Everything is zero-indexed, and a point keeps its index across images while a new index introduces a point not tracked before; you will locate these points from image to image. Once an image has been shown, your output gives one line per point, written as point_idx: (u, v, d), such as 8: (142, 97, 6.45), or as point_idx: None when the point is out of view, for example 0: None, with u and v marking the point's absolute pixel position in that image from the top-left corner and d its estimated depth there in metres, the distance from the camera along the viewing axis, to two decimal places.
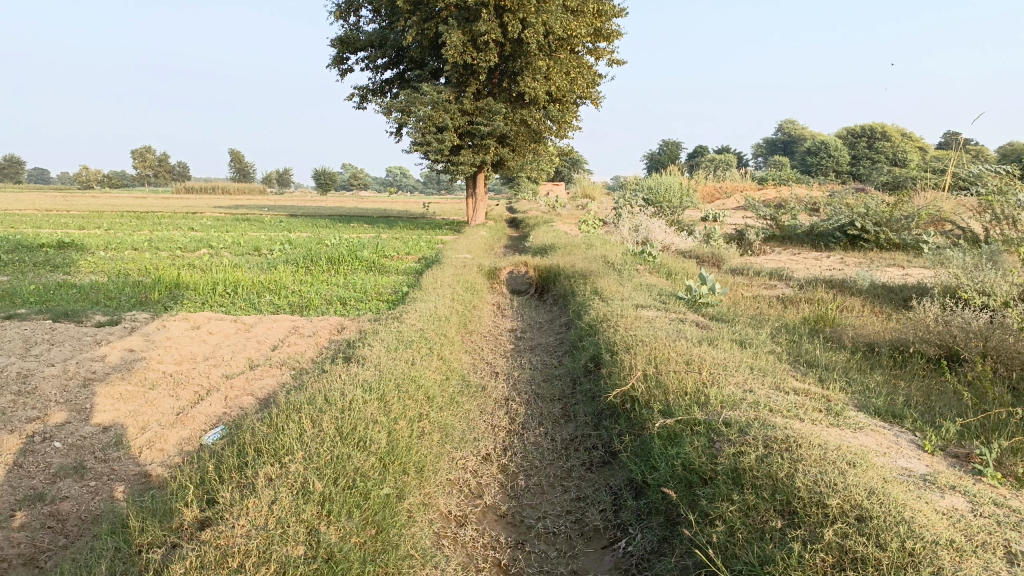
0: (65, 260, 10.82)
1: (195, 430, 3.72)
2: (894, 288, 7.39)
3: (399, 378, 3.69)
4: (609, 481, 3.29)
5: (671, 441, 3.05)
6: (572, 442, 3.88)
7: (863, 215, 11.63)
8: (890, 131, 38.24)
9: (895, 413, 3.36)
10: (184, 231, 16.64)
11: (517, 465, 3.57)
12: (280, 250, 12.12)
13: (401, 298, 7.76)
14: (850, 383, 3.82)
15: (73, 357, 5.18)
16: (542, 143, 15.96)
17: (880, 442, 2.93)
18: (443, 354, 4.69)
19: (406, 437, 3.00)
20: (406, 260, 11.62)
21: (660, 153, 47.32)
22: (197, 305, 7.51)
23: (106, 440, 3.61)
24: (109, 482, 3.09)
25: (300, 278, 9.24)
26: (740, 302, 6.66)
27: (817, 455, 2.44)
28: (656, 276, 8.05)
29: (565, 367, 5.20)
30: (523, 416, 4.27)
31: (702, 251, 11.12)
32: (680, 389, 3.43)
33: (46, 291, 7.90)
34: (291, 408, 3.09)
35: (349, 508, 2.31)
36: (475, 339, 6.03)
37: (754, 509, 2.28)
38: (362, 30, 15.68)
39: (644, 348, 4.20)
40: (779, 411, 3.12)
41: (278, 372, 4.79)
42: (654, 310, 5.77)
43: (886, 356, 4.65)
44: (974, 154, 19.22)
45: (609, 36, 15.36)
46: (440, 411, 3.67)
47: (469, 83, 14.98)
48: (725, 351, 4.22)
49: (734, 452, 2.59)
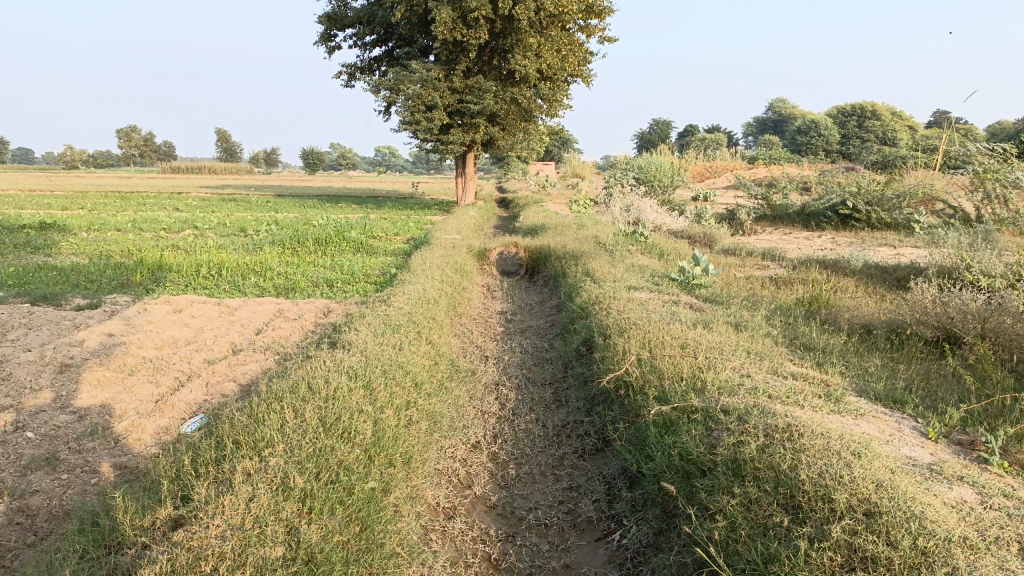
0: (46, 241, 10.60)
1: (174, 419, 3.59)
2: (888, 268, 7.30)
3: (386, 365, 3.56)
4: (602, 470, 3.20)
5: (666, 429, 2.94)
6: (564, 428, 3.78)
7: (854, 195, 11.53)
8: (879, 110, 38.09)
9: (896, 399, 3.28)
10: (168, 212, 16.41)
11: (507, 453, 3.46)
12: (266, 231, 11.95)
13: (389, 280, 7.62)
14: (848, 367, 3.73)
15: (50, 341, 5.03)
16: (532, 122, 15.75)
17: (882, 429, 2.84)
18: (431, 339, 4.56)
19: (393, 428, 2.89)
20: (394, 240, 11.46)
21: (650, 133, 47.13)
22: (180, 287, 7.35)
23: (81, 429, 3.48)
24: (82, 475, 2.96)
25: (286, 260, 9.07)
26: (733, 283, 6.56)
27: (821, 445, 2.34)
28: (648, 257, 7.95)
29: (557, 350, 5.09)
30: (514, 401, 4.17)
31: (694, 231, 10.99)
32: (675, 374, 3.33)
33: (24, 273, 7.71)
34: (271, 396, 2.97)
35: (331, 505, 2.20)
36: (464, 322, 5.91)
37: (756, 503, 2.19)
38: (349, 7, 15.39)
39: (638, 331, 4.10)
40: (778, 398, 3.02)
41: (262, 358, 4.67)
42: (647, 292, 5.66)
43: (883, 338, 4.57)
44: (962, 132, 19.12)
45: (600, 13, 15.12)
46: (429, 397, 3.56)
47: (458, 61, 14.75)
48: (720, 334, 4.12)
49: (733, 441, 2.49)
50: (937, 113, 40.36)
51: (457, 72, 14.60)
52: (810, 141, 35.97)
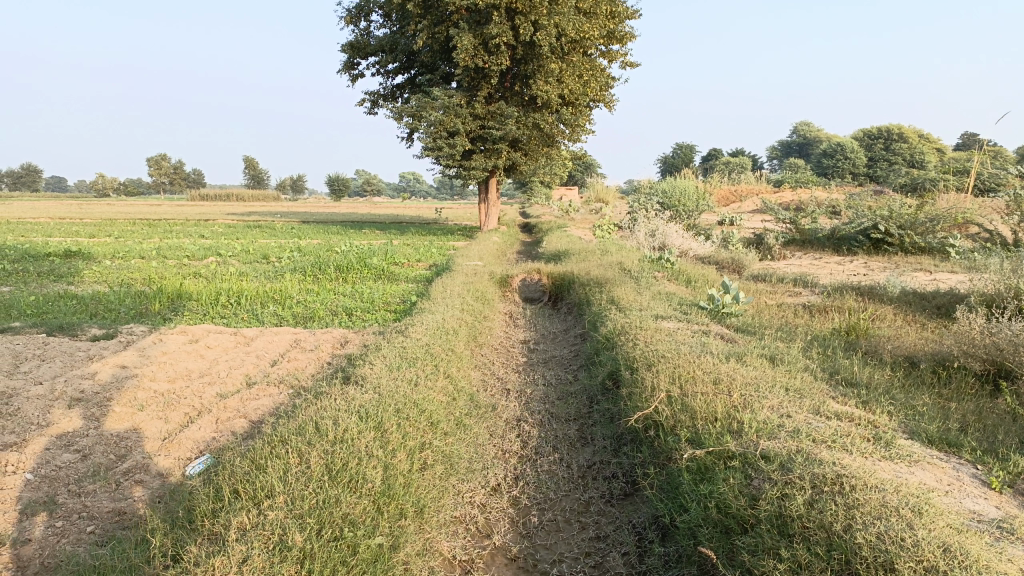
0: (70, 269, 10.59)
1: (179, 460, 3.42)
2: (926, 295, 7.01)
3: (400, 403, 3.36)
4: (632, 518, 2.97)
5: (700, 475, 2.71)
6: (589, 469, 3.56)
7: (886, 219, 11.20)
8: (906, 133, 37.58)
9: (951, 441, 3.03)
10: (193, 239, 16.48)
11: (529, 498, 3.24)
12: (288, 259, 11.89)
13: (409, 308, 7.46)
14: (895, 406, 3.48)
15: (62, 374, 4.91)
16: (555, 147, 15.63)
17: (939, 478, 2.60)
18: (449, 373, 4.36)
19: (405, 473, 2.69)
20: (416, 267, 11.33)
21: (674, 157, 46.97)
22: (198, 316, 7.25)
23: (83, 469, 3.32)
24: (78, 523, 2.79)
25: (306, 287, 8.96)
26: (765, 311, 6.32)
27: (875, 499, 2.11)
28: (675, 283, 7.73)
29: (581, 384, 4.88)
30: (536, 438, 3.96)
31: (721, 257, 10.73)
32: (708, 414, 3.10)
33: (44, 302, 7.65)
34: (276, 438, 2.78)
35: (333, 567, 2.00)
36: (485, 353, 5.72)
37: (807, 569, 1.98)
38: (372, 35, 15.45)
39: (667, 365, 3.87)
40: (822, 441, 2.77)
41: (275, 391, 4.51)
42: (675, 322, 5.42)
43: (929, 371, 4.30)
44: (992, 154, 18.67)
45: (622, 38, 15.02)
46: (446, 438, 3.35)
47: (480, 87, 14.70)
48: (756, 368, 3.89)
49: (776, 494, 2.27)
50: (966, 135, 39.76)
51: (480, 97, 14.55)
52: (837, 164, 35.52)
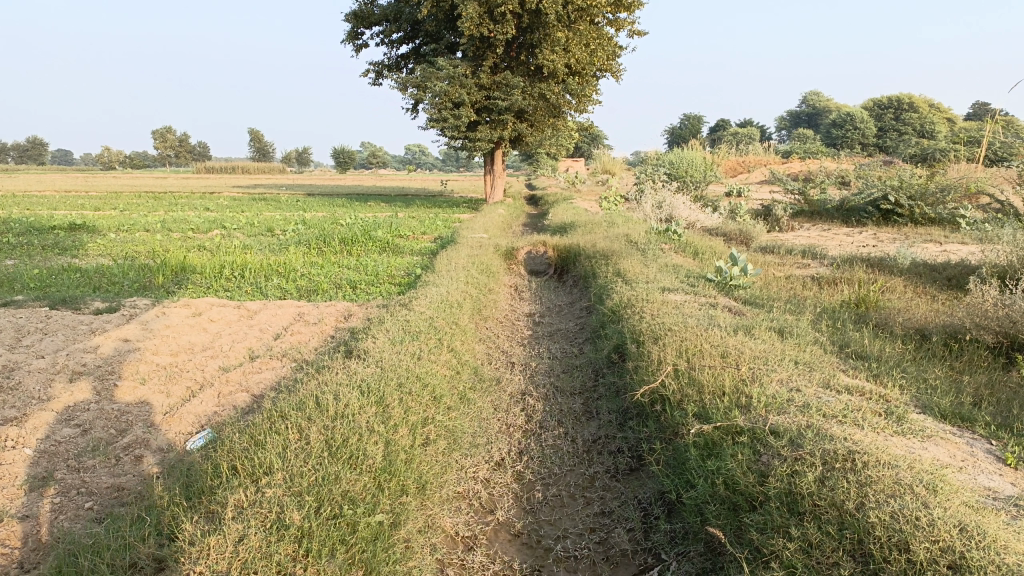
0: (74, 242, 10.55)
1: (179, 434, 3.40)
2: (937, 267, 6.90)
3: (402, 377, 3.31)
4: (637, 493, 2.93)
5: (708, 451, 2.65)
6: (594, 444, 3.51)
7: (897, 189, 11.03)
8: (917, 103, 37.09)
9: (964, 416, 2.97)
10: (198, 212, 16.42)
11: (534, 473, 3.20)
12: (292, 231, 11.82)
13: (414, 281, 7.40)
14: (907, 379, 3.41)
15: (64, 348, 4.87)
16: (561, 118, 15.44)
17: (952, 454, 2.54)
18: (453, 346, 4.31)
19: (407, 449, 2.64)
20: (421, 239, 11.25)
21: (681, 128, 46.48)
22: (202, 289, 7.21)
23: (82, 444, 3.29)
24: (77, 499, 2.76)
25: (310, 260, 8.90)
26: (773, 284, 6.23)
27: (888, 476, 2.06)
28: (681, 255, 7.64)
29: (586, 357, 4.83)
30: (541, 413, 3.91)
31: (729, 228, 10.62)
32: (716, 388, 3.04)
33: (47, 276, 7.61)
34: (276, 414, 2.74)
35: (332, 546, 1.97)
36: (490, 326, 5.66)
37: (818, 548, 1.93)
38: (376, 4, 15.22)
39: (674, 338, 3.81)
40: (833, 417, 2.71)
41: (278, 365, 4.47)
42: (681, 294, 5.35)
43: (941, 344, 4.22)
44: (1006, 124, 18.37)
45: (630, 7, 14.75)
46: (450, 412, 3.30)
47: (486, 57, 14.50)
48: (764, 341, 3.82)
49: (786, 470, 2.22)
50: (978, 104, 39.20)
51: (485, 67, 14.35)
52: (846, 135, 35.10)
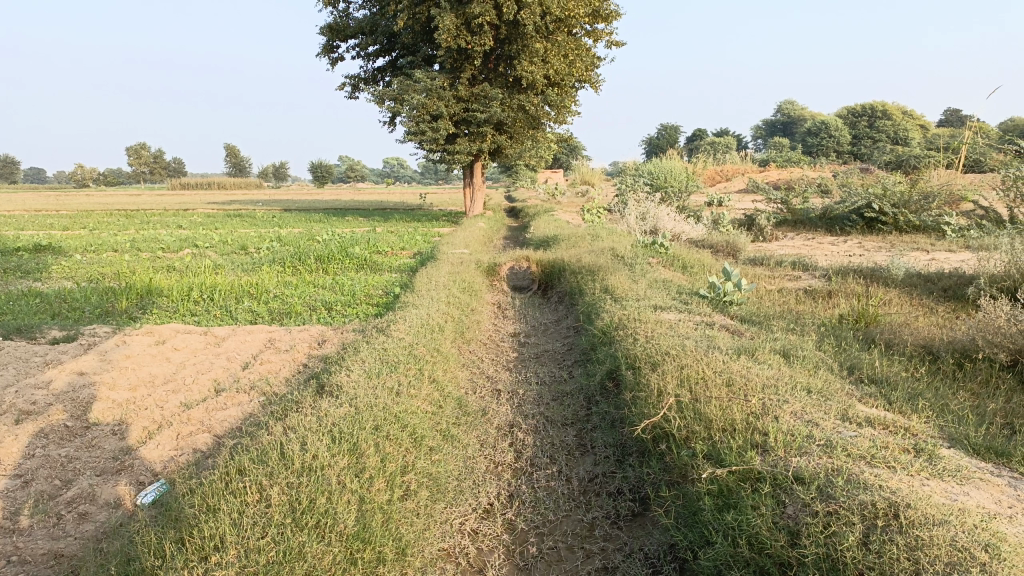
0: (37, 264, 10.10)
1: (131, 486, 3.04)
2: (931, 277, 6.68)
3: (378, 418, 2.98)
4: (642, 544, 2.64)
5: (724, 500, 2.36)
6: (591, 483, 3.21)
7: (880, 197, 10.87)
8: (890, 110, 37.42)
9: (999, 451, 2.70)
10: (170, 230, 15.91)
11: (526, 521, 2.89)
12: (267, 249, 11.44)
13: (392, 302, 7.08)
14: (929, 408, 3.15)
15: (14, 384, 4.48)
16: (541, 129, 15.20)
17: (999, 499, 2.26)
18: (435, 376, 3.99)
19: (384, 507, 2.32)
20: (400, 256, 10.93)
21: (659, 138, 46.61)
22: (169, 314, 6.82)
23: (21, 500, 2.93)
24: (7, 570, 2.41)
25: (283, 280, 8.52)
26: (767, 299, 5.97)
27: (940, 535, 1.79)
28: (669, 270, 7.38)
29: (577, 382, 4.53)
30: (531, 448, 3.60)
31: (714, 240, 10.41)
32: (725, 424, 2.75)
33: (4, 301, 7.19)
34: (234, 469, 2.40)
35: None
36: (473, 350, 5.36)
37: None
38: (351, 17, 14.91)
39: (674, 363, 3.52)
40: (861, 458, 2.42)
41: (245, 400, 4.12)
42: (675, 313, 5.05)
43: (952, 364, 3.97)
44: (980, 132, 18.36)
45: (609, 18, 14.58)
46: (433, 455, 2.99)
47: (463, 69, 14.24)
48: (772, 367, 3.53)
49: (821, 529, 1.96)
50: (952, 112, 39.68)
51: (463, 80, 14.10)
52: (820, 143, 35.37)
